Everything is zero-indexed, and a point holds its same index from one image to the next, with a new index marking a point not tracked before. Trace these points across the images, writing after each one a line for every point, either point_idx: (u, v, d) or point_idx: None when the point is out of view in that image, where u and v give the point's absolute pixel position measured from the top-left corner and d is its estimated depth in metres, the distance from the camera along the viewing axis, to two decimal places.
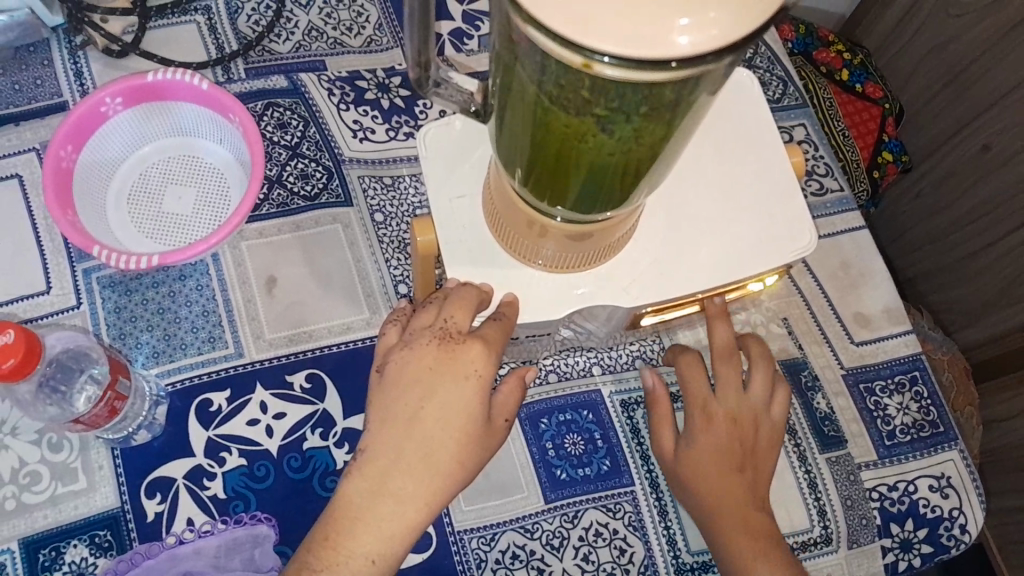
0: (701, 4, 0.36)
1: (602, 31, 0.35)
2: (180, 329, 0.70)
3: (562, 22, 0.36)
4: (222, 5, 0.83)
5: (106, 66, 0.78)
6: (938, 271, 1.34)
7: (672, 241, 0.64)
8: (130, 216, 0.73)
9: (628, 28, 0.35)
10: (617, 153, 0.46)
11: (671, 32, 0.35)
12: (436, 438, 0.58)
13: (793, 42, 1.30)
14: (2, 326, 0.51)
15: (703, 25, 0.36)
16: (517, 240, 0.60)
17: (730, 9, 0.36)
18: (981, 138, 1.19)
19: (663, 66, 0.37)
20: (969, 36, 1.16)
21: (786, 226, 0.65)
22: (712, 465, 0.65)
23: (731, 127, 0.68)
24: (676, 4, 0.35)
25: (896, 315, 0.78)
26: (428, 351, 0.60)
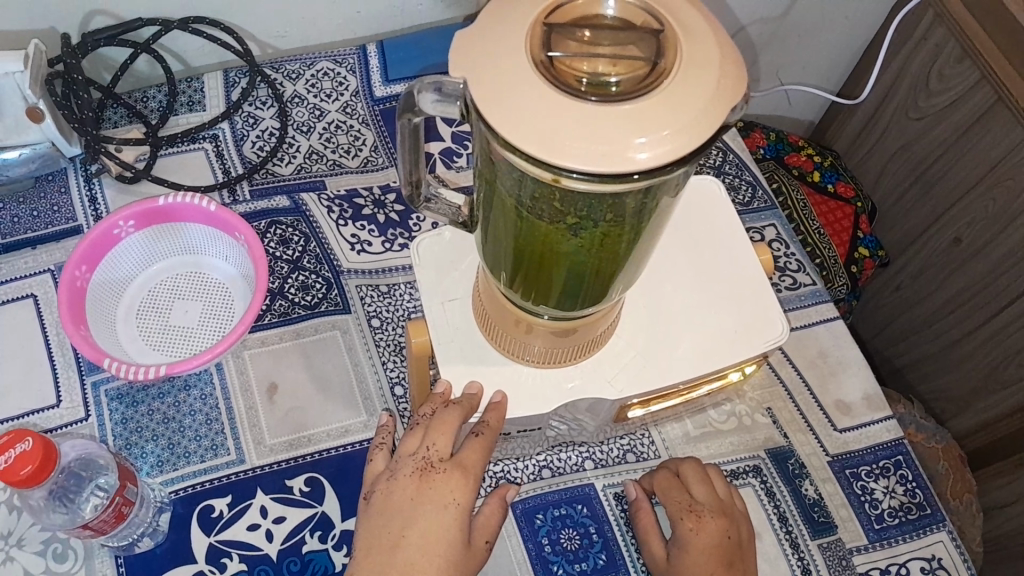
0: (655, 124, 0.41)
1: (569, 150, 0.40)
2: (184, 438, 0.73)
3: (533, 143, 0.40)
4: (229, 133, 0.88)
5: (119, 192, 0.84)
6: (924, 360, 1.37)
7: (652, 337, 0.67)
8: (139, 330, 0.77)
9: (591, 148, 0.40)
10: (586, 256, 0.50)
11: (631, 149, 0.40)
12: (433, 548, 0.61)
13: (764, 148, 1.37)
14: (22, 434, 0.54)
15: (657, 141, 0.40)
16: (505, 339, 0.64)
17: (681, 125, 0.41)
18: (950, 231, 1.25)
19: (626, 178, 0.41)
20: (929, 137, 1.24)
21: (759, 318, 0.68)
22: (704, 564, 0.65)
23: (700, 231, 0.73)
24: (634, 125, 0.40)
25: (875, 401, 0.81)
26: (409, 481, 0.63)
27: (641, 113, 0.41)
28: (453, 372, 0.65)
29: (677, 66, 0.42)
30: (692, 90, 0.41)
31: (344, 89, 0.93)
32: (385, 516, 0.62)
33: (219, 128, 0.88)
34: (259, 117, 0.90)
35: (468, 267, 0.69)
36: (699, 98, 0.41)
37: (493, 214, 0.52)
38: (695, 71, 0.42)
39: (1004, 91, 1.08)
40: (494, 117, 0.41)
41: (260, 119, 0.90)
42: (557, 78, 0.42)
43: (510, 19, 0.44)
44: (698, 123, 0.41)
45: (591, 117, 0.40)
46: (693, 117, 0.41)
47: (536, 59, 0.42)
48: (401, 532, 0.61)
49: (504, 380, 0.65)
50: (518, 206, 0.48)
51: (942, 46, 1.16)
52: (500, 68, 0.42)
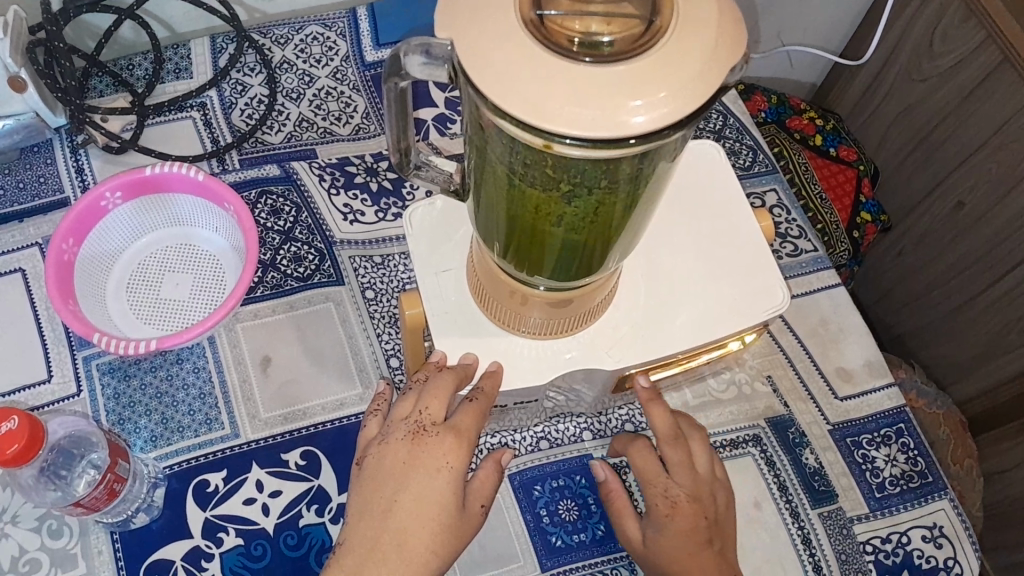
0: (651, 86, 0.39)
1: (562, 115, 0.38)
2: (178, 412, 0.72)
3: (524, 108, 0.39)
4: (216, 100, 0.86)
5: (107, 163, 0.81)
6: (926, 326, 1.36)
7: (650, 306, 0.66)
8: (130, 304, 0.76)
9: (585, 112, 0.38)
10: (580, 223, 0.48)
11: (627, 113, 0.39)
12: (424, 510, 0.60)
13: (765, 111, 1.34)
14: (7, 413, 0.53)
15: (654, 104, 0.39)
16: (501, 310, 0.63)
17: (679, 87, 0.39)
18: (954, 195, 1.23)
19: (623, 143, 0.40)
20: (934, 99, 1.22)
21: (759, 286, 0.67)
22: (678, 549, 0.64)
23: (699, 198, 0.71)
24: (630, 87, 0.39)
25: (877, 368, 0.80)
26: (401, 444, 0.62)
27: (637, 75, 0.39)
28: (448, 344, 0.64)
29: (674, 26, 0.40)
30: (690, 51, 0.40)
31: (334, 55, 0.90)
32: (377, 481, 0.61)
33: (207, 96, 0.86)
34: (247, 84, 0.87)
35: (461, 237, 0.67)
36: (697, 59, 0.40)
37: (485, 178, 0.50)
38: (693, 31, 0.40)
39: (1011, 51, 1.06)
40: (484, 79, 0.40)
41: (248, 86, 0.87)
42: (549, 39, 0.40)
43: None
44: (696, 84, 0.39)
45: (585, 79, 0.39)
46: (691, 79, 0.39)
47: (527, 20, 0.40)
48: (395, 507, 0.60)
49: (500, 351, 0.64)
50: (510, 171, 0.46)
51: (949, 5, 1.13)
52: (490, 29, 0.40)
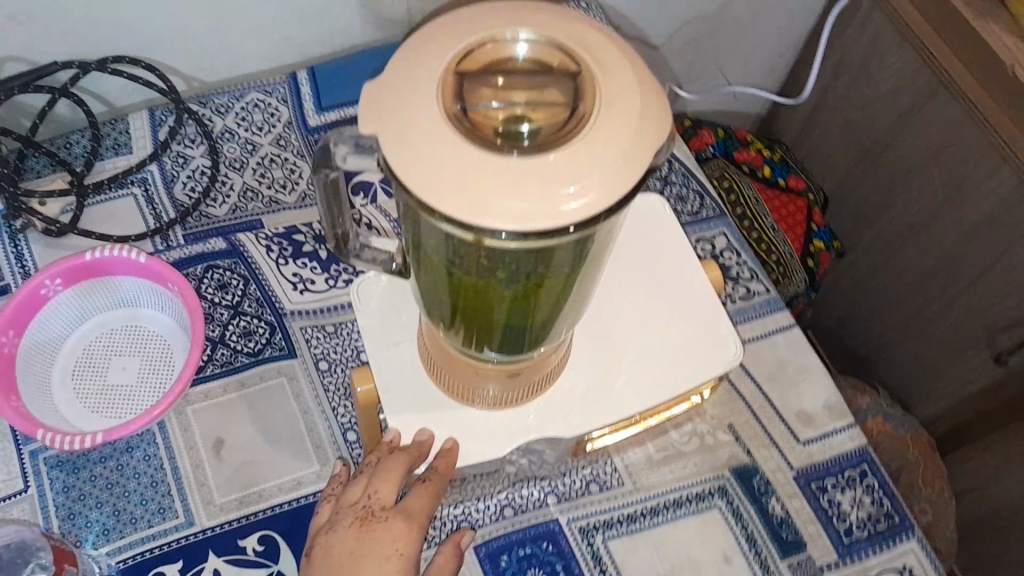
0: (583, 171, 0.39)
1: (498, 210, 0.38)
2: (129, 503, 0.70)
3: (456, 207, 0.38)
4: (158, 175, 0.84)
5: (47, 248, 0.79)
6: (888, 348, 1.37)
7: (604, 368, 0.66)
8: (76, 392, 0.73)
9: (521, 205, 0.38)
10: (514, 305, 0.48)
11: (563, 201, 0.38)
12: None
13: (714, 146, 1.34)
14: None
15: (588, 189, 0.38)
16: (457, 384, 0.62)
17: (610, 169, 0.39)
18: (905, 218, 1.25)
19: (564, 232, 0.39)
20: (876, 124, 1.24)
21: (711, 339, 0.67)
22: None
23: (645, 253, 0.72)
24: (561, 174, 0.38)
25: (837, 409, 0.80)
26: (349, 532, 0.60)
27: (568, 162, 0.39)
28: (404, 420, 0.63)
29: (598, 106, 0.40)
30: (617, 132, 0.39)
31: (276, 120, 0.89)
32: (326, 569, 0.59)
33: (149, 170, 0.84)
34: (189, 156, 0.86)
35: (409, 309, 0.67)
36: (624, 137, 0.39)
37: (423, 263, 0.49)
38: (617, 110, 0.40)
39: (947, 77, 1.08)
40: (411, 176, 0.39)
41: (190, 158, 0.86)
42: (475, 131, 0.40)
43: (416, 67, 0.41)
44: (626, 165, 0.39)
45: (517, 169, 0.38)
46: (620, 160, 0.39)
47: (449, 111, 0.40)
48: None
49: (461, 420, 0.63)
50: (446, 260, 0.45)
51: (886, 35, 1.16)
52: (411, 123, 0.40)
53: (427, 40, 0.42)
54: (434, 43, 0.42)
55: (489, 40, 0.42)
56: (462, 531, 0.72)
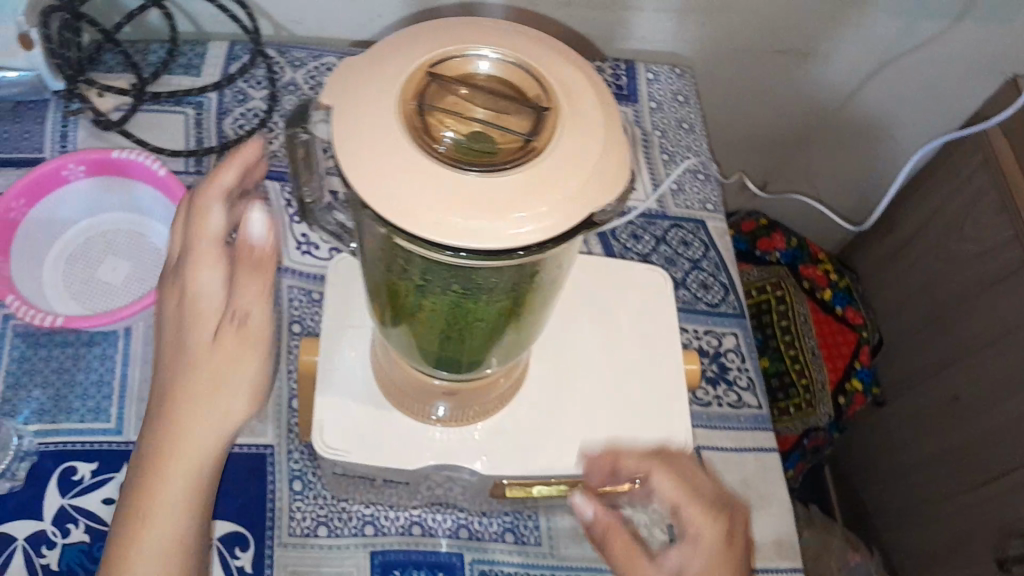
0: (534, 199, 0.37)
1: (436, 219, 0.36)
2: (71, 393, 0.72)
3: (393, 206, 0.36)
4: (214, 104, 0.86)
5: (90, 137, 0.83)
6: (897, 513, 1.29)
7: (545, 421, 0.63)
8: (64, 276, 0.76)
9: (467, 222, 0.36)
10: (437, 318, 0.48)
11: (507, 224, 0.36)
12: (201, 457, 0.52)
13: (782, 253, 1.28)
14: None
15: (536, 217, 0.36)
16: (403, 393, 0.61)
17: (561, 202, 0.37)
18: (953, 386, 1.17)
19: (509, 254, 0.38)
20: (954, 283, 1.17)
21: (664, 429, 0.64)
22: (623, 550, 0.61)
23: (628, 323, 0.69)
24: (511, 199, 0.36)
25: (787, 547, 0.75)
26: (205, 329, 0.52)
27: (518, 188, 0.37)
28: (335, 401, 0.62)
29: (553, 141, 0.38)
30: (572, 170, 0.37)
31: None
32: (186, 367, 0.52)
33: (208, 98, 0.86)
34: (249, 96, 0.87)
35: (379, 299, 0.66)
36: (579, 176, 0.37)
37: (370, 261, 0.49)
38: (574, 149, 0.38)
39: None
40: (356, 168, 0.37)
41: (249, 98, 0.87)
42: (426, 136, 0.38)
43: (388, 58, 0.39)
44: (578, 202, 0.37)
45: (460, 183, 0.36)
46: (574, 195, 0.37)
47: (405, 111, 0.38)
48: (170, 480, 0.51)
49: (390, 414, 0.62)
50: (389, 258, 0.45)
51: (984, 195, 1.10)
52: (364, 111, 0.38)
53: (407, 36, 0.41)
54: (405, 44, 0.40)
55: (463, 49, 0.40)
56: (366, 533, 0.71)
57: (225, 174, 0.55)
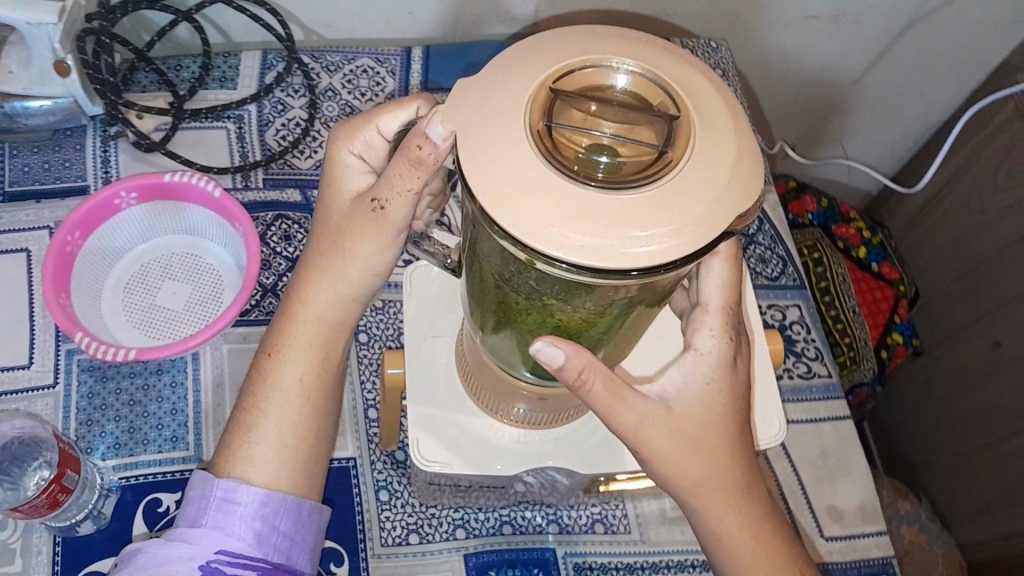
0: (659, 219, 0.35)
1: (562, 237, 0.34)
2: (146, 424, 0.71)
3: (514, 220, 0.35)
4: (254, 116, 0.85)
5: (133, 159, 0.82)
6: (944, 462, 1.29)
7: None
8: (123, 305, 0.75)
9: (589, 239, 0.34)
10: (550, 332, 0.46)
11: (628, 243, 0.35)
12: (310, 365, 0.56)
13: (813, 214, 1.29)
14: None
15: (660, 237, 0.35)
16: (490, 396, 0.60)
17: (687, 223, 0.35)
18: (992, 335, 1.17)
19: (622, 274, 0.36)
20: (987, 233, 1.16)
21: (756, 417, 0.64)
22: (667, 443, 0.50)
23: None
24: (637, 217, 0.35)
25: (871, 514, 0.75)
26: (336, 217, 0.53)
27: (649, 208, 0.35)
28: (426, 412, 0.61)
29: (687, 156, 0.36)
30: (701, 188, 0.36)
31: (380, 90, 0.88)
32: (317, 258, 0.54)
33: (247, 110, 0.85)
34: (288, 105, 0.86)
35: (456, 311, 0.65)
36: (707, 196, 0.36)
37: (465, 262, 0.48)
38: (705, 166, 0.36)
39: None
40: (478, 181, 0.36)
41: (289, 107, 0.86)
42: (557, 153, 0.37)
43: (505, 78, 0.38)
44: (704, 223, 0.36)
45: (590, 203, 0.35)
46: (702, 216, 0.35)
47: (534, 125, 0.37)
48: (269, 413, 0.55)
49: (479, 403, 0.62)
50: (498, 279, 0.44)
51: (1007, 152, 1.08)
52: (485, 134, 0.37)
53: (528, 51, 0.39)
54: (531, 55, 0.39)
55: (586, 64, 0.39)
56: (457, 537, 0.71)
57: (351, 135, 0.53)
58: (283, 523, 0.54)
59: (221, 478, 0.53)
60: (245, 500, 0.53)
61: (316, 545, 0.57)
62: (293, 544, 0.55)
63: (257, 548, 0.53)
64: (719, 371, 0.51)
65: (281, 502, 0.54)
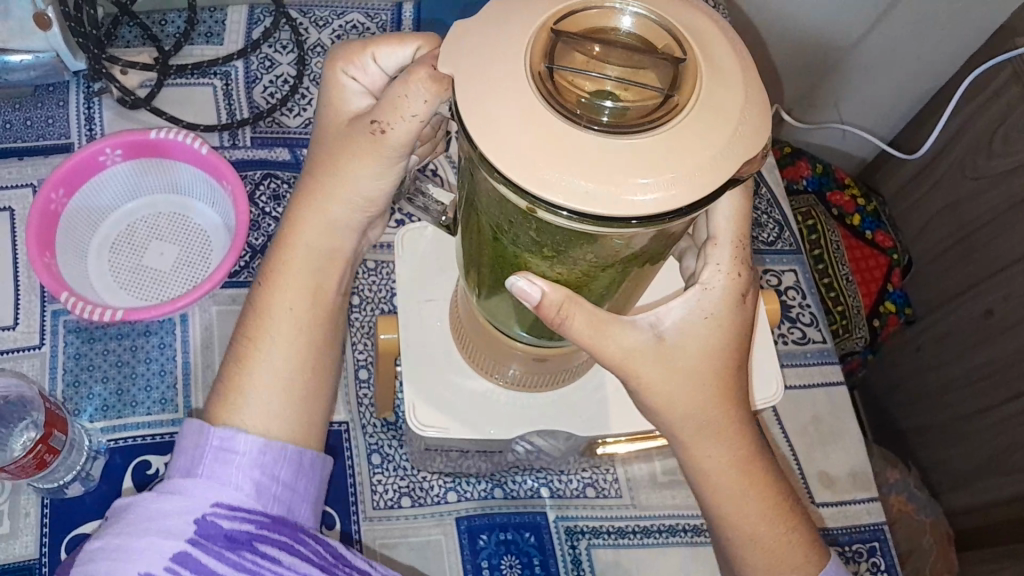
0: (661, 165, 0.34)
1: (556, 180, 0.33)
2: (134, 386, 0.70)
3: (514, 166, 0.34)
4: (241, 72, 0.83)
5: (118, 116, 0.80)
6: (933, 428, 1.30)
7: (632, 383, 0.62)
8: (109, 265, 0.73)
9: (588, 186, 0.33)
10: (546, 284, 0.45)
11: (630, 190, 0.33)
12: (291, 340, 0.53)
13: (807, 179, 1.29)
14: None
15: (664, 183, 0.34)
16: (480, 352, 0.59)
17: (691, 168, 0.34)
18: (985, 303, 1.16)
19: (622, 223, 0.35)
20: (982, 200, 1.14)
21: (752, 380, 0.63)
22: (680, 378, 0.49)
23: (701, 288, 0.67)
24: (640, 164, 0.34)
25: (862, 480, 0.75)
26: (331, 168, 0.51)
27: (649, 156, 0.34)
28: (421, 375, 0.61)
29: (692, 104, 0.35)
30: (705, 133, 0.35)
31: None
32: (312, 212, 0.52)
33: (234, 66, 0.83)
34: (276, 61, 0.84)
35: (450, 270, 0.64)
36: (714, 143, 0.35)
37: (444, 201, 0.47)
38: (714, 112, 0.35)
39: None
40: (479, 129, 0.35)
41: (277, 63, 0.84)
42: (557, 96, 0.35)
43: (504, 29, 0.36)
44: (713, 170, 0.35)
45: (592, 153, 0.34)
46: (709, 165, 0.34)
47: (535, 68, 0.36)
48: (256, 382, 0.52)
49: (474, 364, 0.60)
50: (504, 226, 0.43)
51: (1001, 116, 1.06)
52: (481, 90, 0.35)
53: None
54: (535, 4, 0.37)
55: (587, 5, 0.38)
56: (449, 500, 0.70)
57: (350, 59, 0.50)
58: (283, 473, 0.51)
59: (218, 427, 0.50)
60: (244, 448, 0.50)
61: (317, 497, 0.55)
62: (294, 494, 0.52)
63: (259, 499, 0.50)
64: (721, 301, 0.49)
65: (280, 451, 0.51)
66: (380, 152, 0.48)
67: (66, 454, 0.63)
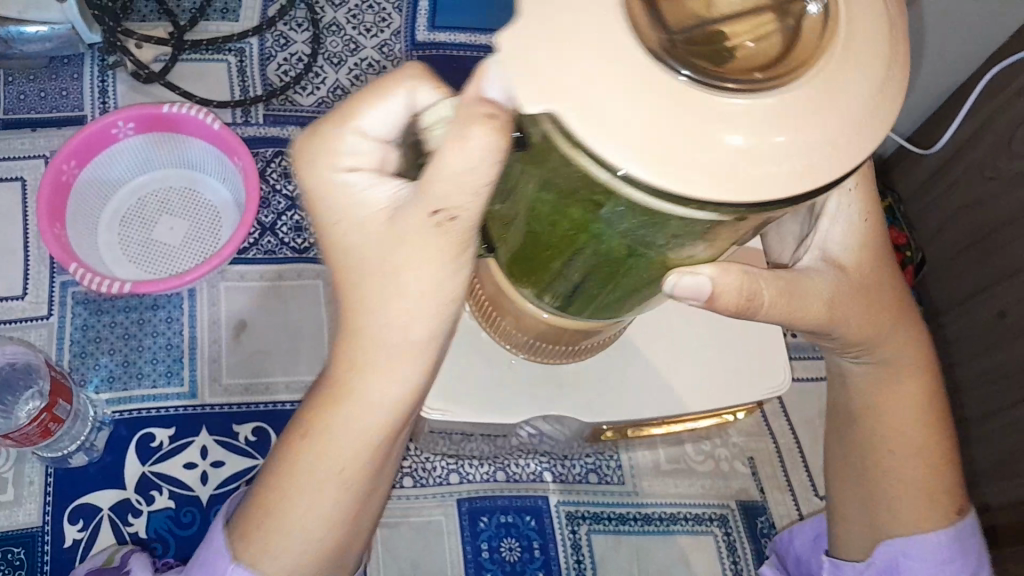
0: (768, 126, 0.28)
1: (670, 155, 0.27)
2: (140, 358, 0.70)
3: (585, 119, 0.28)
4: (256, 49, 0.83)
5: (132, 89, 0.80)
6: None
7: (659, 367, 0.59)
8: (119, 238, 0.74)
9: (692, 156, 0.28)
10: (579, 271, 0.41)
11: (725, 141, 0.28)
12: (343, 461, 0.43)
13: None
14: None
15: (761, 145, 0.28)
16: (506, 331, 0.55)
17: (816, 131, 0.28)
18: (997, 304, 1.07)
19: (701, 206, 0.29)
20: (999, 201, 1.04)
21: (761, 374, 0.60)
22: (854, 311, 0.50)
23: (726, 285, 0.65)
24: (737, 121, 0.28)
25: None
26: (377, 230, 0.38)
27: (779, 120, 0.28)
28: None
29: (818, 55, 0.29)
30: (835, 94, 0.29)
31: (385, 26, 0.86)
32: (352, 284, 0.40)
33: (248, 43, 0.83)
34: (291, 39, 0.84)
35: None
36: (844, 102, 0.29)
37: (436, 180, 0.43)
38: (839, 68, 0.29)
39: None
40: (544, 80, 0.28)
41: (291, 42, 0.84)
42: (663, 63, 0.28)
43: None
44: (841, 143, 0.29)
45: (716, 132, 0.28)
46: (840, 132, 0.29)
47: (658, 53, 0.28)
48: (307, 508, 0.43)
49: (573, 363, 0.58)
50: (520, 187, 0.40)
51: (997, 117, 1.02)
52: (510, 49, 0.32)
53: None
54: None
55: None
56: (450, 482, 0.70)
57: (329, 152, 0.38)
58: None
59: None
60: None
61: None
62: None
63: None
64: (875, 254, 0.52)
65: None
66: (457, 249, 0.38)
67: (69, 423, 0.64)
